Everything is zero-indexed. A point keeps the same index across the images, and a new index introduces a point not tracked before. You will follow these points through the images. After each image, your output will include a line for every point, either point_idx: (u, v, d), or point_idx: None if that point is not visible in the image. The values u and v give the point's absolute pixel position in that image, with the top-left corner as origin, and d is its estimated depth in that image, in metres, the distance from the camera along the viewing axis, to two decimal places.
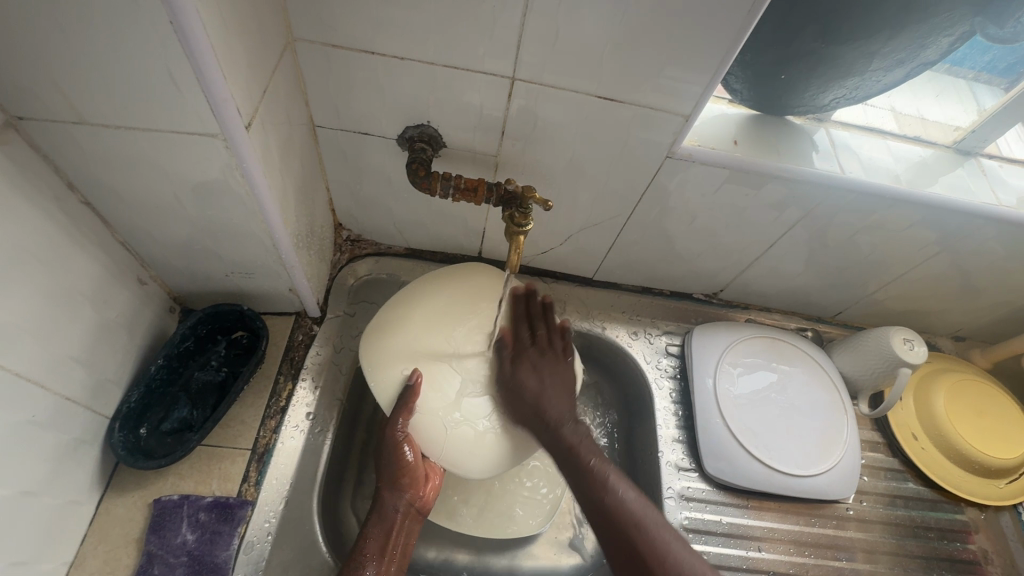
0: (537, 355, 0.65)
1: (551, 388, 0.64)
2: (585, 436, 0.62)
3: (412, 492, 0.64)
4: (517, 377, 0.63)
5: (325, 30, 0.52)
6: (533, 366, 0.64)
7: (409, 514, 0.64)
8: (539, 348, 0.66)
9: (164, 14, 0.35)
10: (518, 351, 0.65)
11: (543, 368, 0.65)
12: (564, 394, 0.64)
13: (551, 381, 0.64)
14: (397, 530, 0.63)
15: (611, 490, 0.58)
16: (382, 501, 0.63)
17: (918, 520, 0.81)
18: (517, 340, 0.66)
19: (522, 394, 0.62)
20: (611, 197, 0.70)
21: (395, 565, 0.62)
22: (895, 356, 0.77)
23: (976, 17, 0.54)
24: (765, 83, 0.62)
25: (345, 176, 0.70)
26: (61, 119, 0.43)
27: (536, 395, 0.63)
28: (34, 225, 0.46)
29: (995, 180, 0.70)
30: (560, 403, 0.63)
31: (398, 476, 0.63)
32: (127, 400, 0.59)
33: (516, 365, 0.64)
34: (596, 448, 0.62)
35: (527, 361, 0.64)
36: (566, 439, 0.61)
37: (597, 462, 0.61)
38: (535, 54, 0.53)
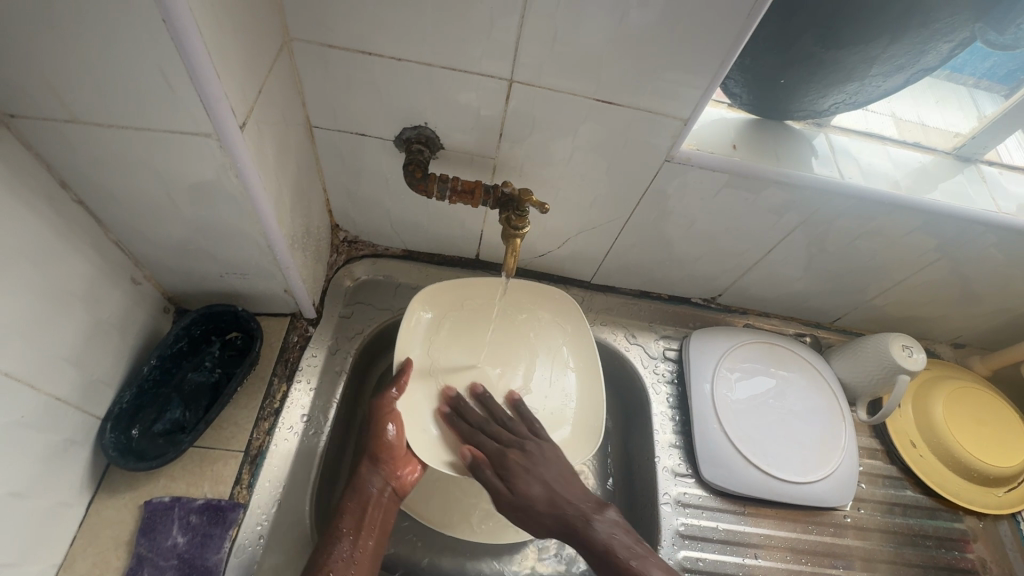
0: (522, 452, 0.66)
1: (551, 484, 0.64)
2: (614, 528, 0.62)
3: (389, 469, 0.64)
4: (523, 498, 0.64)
5: (322, 30, 0.52)
6: (521, 474, 0.64)
7: (386, 494, 0.63)
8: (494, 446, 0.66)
9: (157, 13, 0.35)
10: (496, 461, 0.65)
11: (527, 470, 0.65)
12: (575, 483, 0.65)
13: (545, 477, 0.65)
14: (374, 506, 0.62)
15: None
16: (360, 477, 0.63)
17: (916, 528, 0.80)
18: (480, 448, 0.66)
19: (530, 507, 0.63)
20: (608, 199, 0.69)
21: (372, 540, 0.61)
22: (894, 363, 0.76)
23: (976, 23, 0.53)
24: (764, 88, 0.62)
25: (342, 177, 0.70)
26: (54, 118, 0.42)
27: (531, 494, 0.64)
28: (26, 224, 0.46)
29: (995, 187, 0.69)
30: (570, 498, 0.64)
31: (379, 450, 0.64)
32: (119, 401, 0.58)
33: (506, 480, 0.64)
34: (632, 538, 0.61)
35: (514, 468, 0.64)
36: (598, 540, 0.61)
37: (637, 561, 0.59)
38: (533, 56, 0.53)
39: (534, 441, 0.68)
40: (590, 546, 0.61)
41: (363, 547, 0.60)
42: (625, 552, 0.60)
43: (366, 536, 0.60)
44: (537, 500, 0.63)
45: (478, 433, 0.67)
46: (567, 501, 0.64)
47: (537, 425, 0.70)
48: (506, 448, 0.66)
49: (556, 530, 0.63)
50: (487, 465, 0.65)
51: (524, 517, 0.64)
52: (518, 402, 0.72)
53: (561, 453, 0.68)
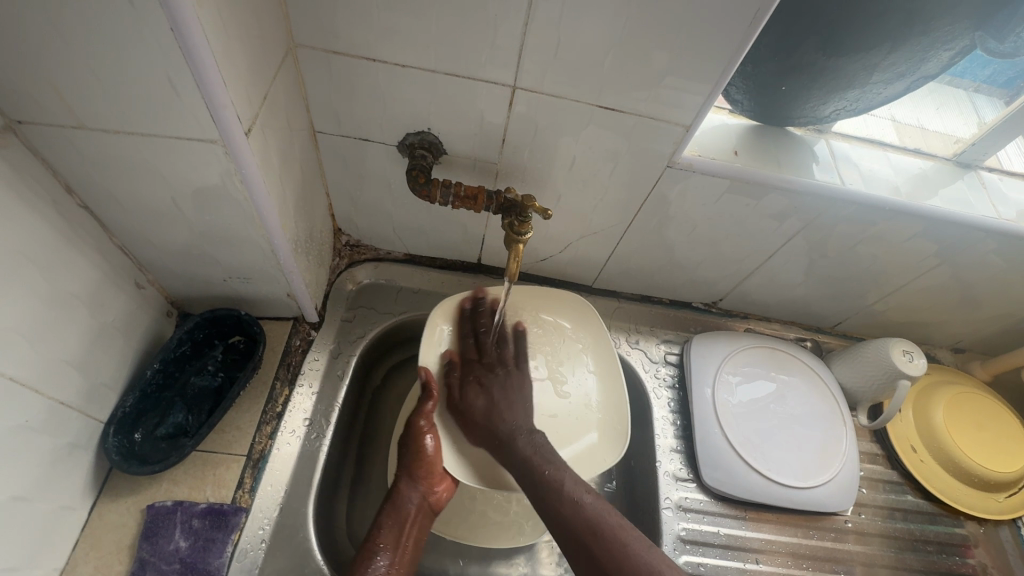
0: (489, 369, 0.71)
1: (499, 403, 0.68)
2: (539, 447, 0.64)
3: (426, 485, 0.65)
4: (468, 403, 0.68)
5: (326, 36, 0.52)
6: (478, 385, 0.70)
7: (421, 510, 0.65)
8: (487, 365, 0.72)
9: (165, 21, 0.35)
10: (466, 370, 0.71)
11: (490, 385, 0.70)
12: (523, 409, 0.68)
13: (498, 396, 0.69)
14: (409, 523, 0.63)
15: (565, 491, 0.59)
16: (397, 492, 0.64)
17: (917, 533, 0.80)
18: (464, 359, 0.72)
19: (472, 413, 0.67)
20: (610, 204, 0.70)
21: (408, 558, 0.62)
22: (894, 368, 0.76)
23: (976, 31, 0.54)
24: (766, 94, 0.62)
25: (345, 182, 0.70)
26: (60, 123, 0.43)
27: (476, 406, 0.68)
28: (32, 228, 0.46)
29: (994, 193, 0.70)
30: (511, 416, 0.67)
31: (416, 467, 0.65)
32: (123, 405, 0.58)
33: (463, 388, 0.69)
34: (554, 458, 0.63)
35: (474, 380, 0.70)
36: (521, 453, 0.63)
37: (551, 471, 0.61)
38: (536, 63, 0.53)
39: (508, 368, 0.72)
40: (512, 456, 0.63)
41: (399, 562, 0.60)
42: (542, 467, 0.61)
43: (402, 551, 0.61)
44: (478, 412, 0.67)
45: (468, 338, 0.73)
46: (506, 415, 0.67)
47: (523, 360, 0.74)
48: (476, 364, 0.72)
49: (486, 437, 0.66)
50: (457, 368, 0.71)
51: (461, 419, 0.68)
52: (522, 333, 0.75)
53: (528, 384, 0.71)
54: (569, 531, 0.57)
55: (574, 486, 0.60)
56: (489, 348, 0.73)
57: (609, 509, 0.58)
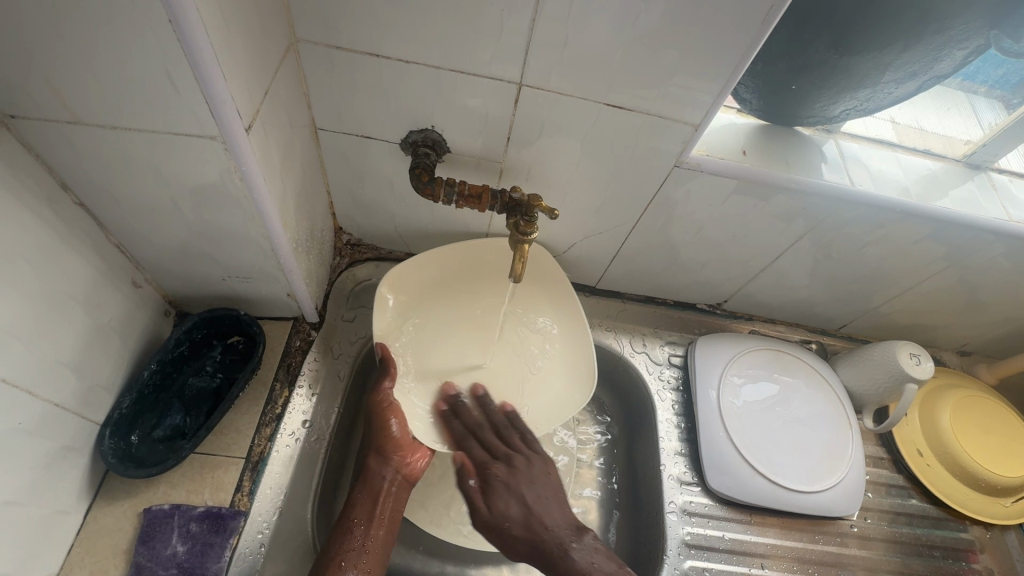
0: (507, 467, 0.69)
1: (533, 505, 0.68)
2: (594, 552, 0.64)
3: (398, 460, 0.66)
4: (499, 512, 0.67)
5: (329, 31, 0.51)
6: (502, 489, 0.69)
7: (396, 484, 0.66)
8: (505, 462, 0.70)
9: (164, 12, 0.34)
10: (483, 474, 0.70)
11: (514, 484, 0.69)
12: (558, 504, 0.68)
13: (528, 497, 0.68)
14: (384, 496, 0.64)
15: None
16: (369, 469, 0.65)
17: (922, 538, 0.80)
18: (473, 460, 0.70)
19: (507, 525, 0.67)
20: (616, 205, 0.69)
21: (385, 530, 0.63)
22: (901, 372, 0.76)
23: (991, 30, 0.53)
24: (775, 93, 0.61)
25: (346, 180, 0.69)
26: (55, 119, 0.41)
27: (505, 510, 0.67)
28: (26, 226, 0.45)
29: (1005, 195, 0.69)
30: (551, 521, 0.66)
31: (385, 443, 0.66)
32: (119, 406, 0.57)
33: (488, 495, 0.69)
34: (614, 562, 0.63)
35: (496, 484, 0.69)
36: (577, 565, 0.62)
37: None
38: (543, 60, 0.52)
39: (528, 459, 0.70)
40: (568, 570, 0.62)
41: (374, 537, 0.61)
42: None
43: (378, 525, 0.62)
44: (513, 523, 0.66)
45: (467, 440, 0.70)
46: (546, 519, 0.67)
47: (534, 442, 0.72)
48: (491, 461, 0.70)
49: (530, 551, 0.65)
50: (471, 475, 0.70)
51: (500, 537, 0.67)
52: (513, 414, 0.73)
53: (553, 472, 0.71)
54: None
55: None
56: (500, 443, 0.70)
57: None
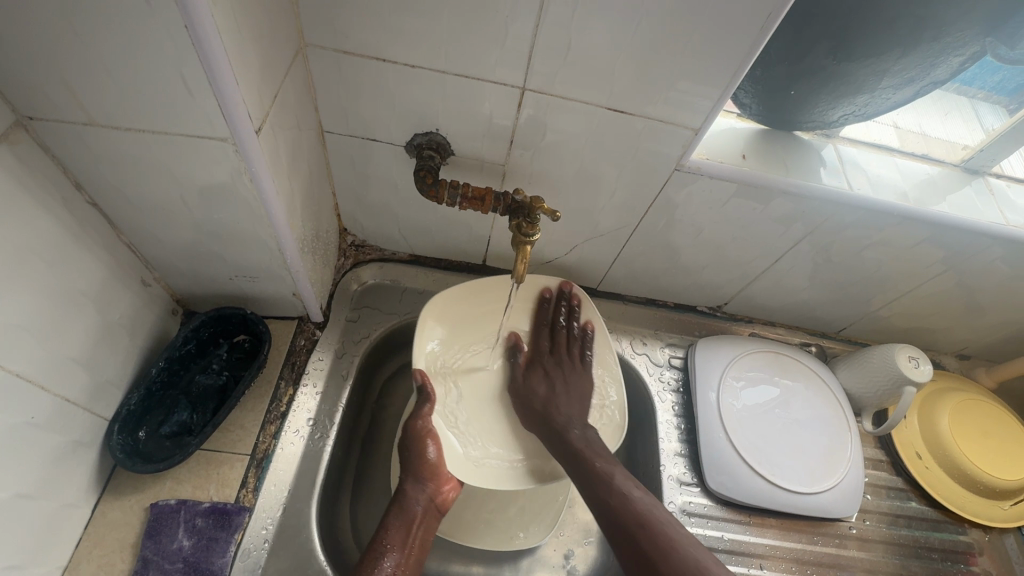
0: (557, 363, 0.74)
1: (561, 394, 0.71)
2: (591, 442, 0.66)
3: (434, 486, 0.65)
4: (526, 387, 0.73)
5: (337, 36, 0.52)
6: (543, 372, 0.74)
7: (429, 511, 0.64)
8: (554, 356, 0.75)
9: (180, 18, 0.35)
10: (535, 361, 0.75)
11: (554, 375, 0.73)
12: (582, 403, 0.71)
13: (561, 387, 0.72)
14: (417, 524, 0.63)
15: (620, 491, 0.60)
16: (405, 495, 0.64)
17: (921, 541, 0.80)
18: (534, 349, 0.76)
19: (531, 396, 0.72)
20: (617, 208, 0.70)
21: (415, 558, 0.61)
22: (900, 374, 0.76)
23: (987, 36, 0.54)
24: (775, 99, 0.62)
25: (351, 182, 0.70)
26: (70, 120, 0.43)
27: (535, 388, 0.72)
28: (41, 224, 0.46)
29: (1002, 200, 0.70)
30: (568, 407, 0.70)
31: (422, 467, 0.65)
32: (127, 403, 0.58)
33: (527, 373, 0.74)
34: (605, 453, 0.65)
35: (539, 367, 0.74)
36: (572, 444, 0.66)
37: (602, 465, 0.63)
38: (546, 64, 0.53)
39: (574, 364, 0.74)
40: (563, 443, 0.66)
41: (406, 564, 0.59)
42: (594, 460, 0.64)
43: (409, 552, 0.60)
44: (537, 394, 0.71)
45: (541, 329, 0.77)
46: (562, 406, 0.70)
47: (587, 358, 0.76)
48: (545, 352, 0.75)
49: (536, 420, 0.70)
50: (523, 359, 0.76)
51: (523, 400, 0.72)
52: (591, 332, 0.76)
53: (591, 384, 0.74)
54: (615, 516, 0.58)
55: (624, 482, 0.61)
56: (558, 342, 0.76)
57: (658, 507, 0.59)
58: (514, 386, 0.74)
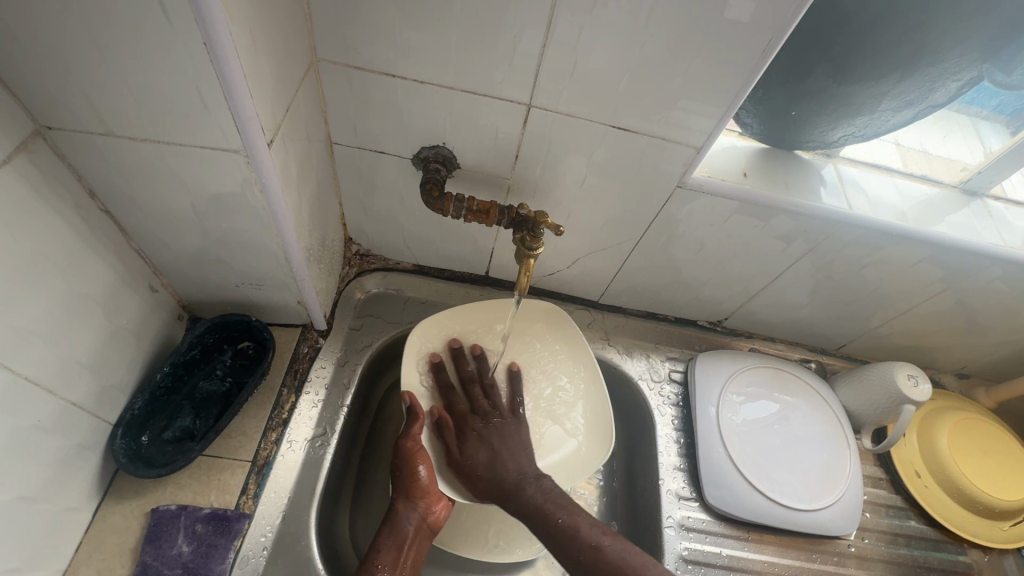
0: (483, 420, 0.70)
1: (503, 452, 0.68)
2: (548, 493, 0.64)
3: (425, 504, 0.66)
4: (465, 455, 0.68)
5: (348, 51, 0.53)
6: (477, 437, 0.69)
7: (420, 530, 0.65)
8: (482, 414, 0.71)
9: (200, 36, 0.36)
10: (461, 425, 0.70)
11: (489, 436, 0.69)
12: (525, 454, 0.68)
13: (500, 448, 0.68)
14: (408, 545, 0.63)
15: (586, 538, 0.58)
16: (395, 514, 0.64)
17: (921, 560, 0.80)
18: (456, 413, 0.71)
19: (477, 470, 0.66)
20: (619, 222, 0.71)
21: None
22: (899, 393, 0.76)
23: (984, 63, 0.55)
24: (776, 119, 0.63)
25: (358, 193, 0.71)
26: (88, 130, 0.44)
27: (476, 456, 0.67)
28: (55, 230, 0.47)
29: (1000, 221, 0.70)
30: (515, 465, 0.67)
31: (413, 489, 0.65)
32: (131, 407, 0.59)
33: (463, 442, 0.69)
34: (565, 502, 0.63)
35: (471, 434, 0.69)
36: (531, 502, 0.63)
37: (564, 517, 0.61)
38: (552, 82, 0.54)
39: (503, 415, 0.72)
40: (522, 504, 0.63)
41: None
42: (555, 513, 0.61)
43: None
44: (480, 465, 0.66)
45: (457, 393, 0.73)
46: (510, 464, 0.67)
47: (517, 406, 0.74)
48: (471, 413, 0.71)
49: (493, 492, 0.65)
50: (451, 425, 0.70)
51: (468, 477, 0.67)
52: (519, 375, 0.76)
53: (525, 430, 0.72)
54: (589, 569, 0.56)
55: (589, 528, 0.59)
56: (476, 396, 0.73)
57: (630, 546, 0.57)
58: (453, 460, 0.68)
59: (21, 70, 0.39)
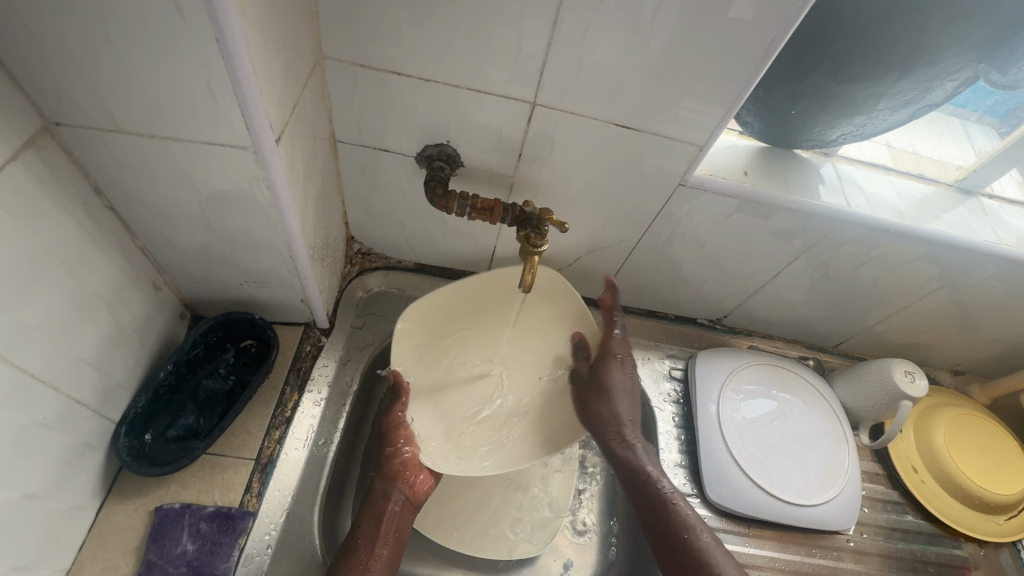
0: (616, 365, 0.75)
1: (623, 397, 0.75)
2: (655, 463, 0.71)
3: (404, 481, 0.68)
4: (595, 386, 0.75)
5: (354, 49, 0.54)
6: (603, 377, 0.75)
7: (404, 505, 0.67)
8: (615, 359, 0.75)
9: (212, 32, 0.36)
10: (596, 361, 0.76)
11: (620, 380, 0.75)
12: (635, 410, 0.75)
13: (622, 391, 0.75)
14: (388, 517, 0.65)
15: (687, 526, 0.63)
16: (376, 491, 0.66)
17: (918, 554, 0.81)
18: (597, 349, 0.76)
19: (601, 402, 0.75)
20: (621, 220, 0.71)
21: (390, 550, 0.63)
22: (896, 388, 0.78)
23: (980, 63, 0.56)
24: (776, 118, 0.64)
25: (361, 191, 0.71)
26: (96, 126, 0.44)
27: (606, 391, 0.75)
28: (62, 227, 0.47)
29: (995, 219, 0.72)
30: (626, 415, 0.74)
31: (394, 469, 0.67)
32: (134, 405, 0.58)
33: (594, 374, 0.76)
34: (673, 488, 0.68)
35: (602, 368, 0.76)
36: (635, 459, 0.71)
37: (671, 498, 0.67)
38: (556, 81, 0.55)
39: (630, 370, 0.76)
40: (625, 459, 0.72)
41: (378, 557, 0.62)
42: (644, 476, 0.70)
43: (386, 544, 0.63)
44: (602, 400, 0.75)
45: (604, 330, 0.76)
46: (621, 409, 0.74)
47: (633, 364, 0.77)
48: (607, 359, 0.76)
49: (601, 424, 0.74)
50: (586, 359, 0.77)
51: (582, 406, 0.75)
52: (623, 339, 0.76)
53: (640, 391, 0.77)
54: (676, 551, 0.62)
55: (693, 520, 0.64)
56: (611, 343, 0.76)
57: (722, 553, 0.61)
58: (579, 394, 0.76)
59: (31, 65, 0.39)
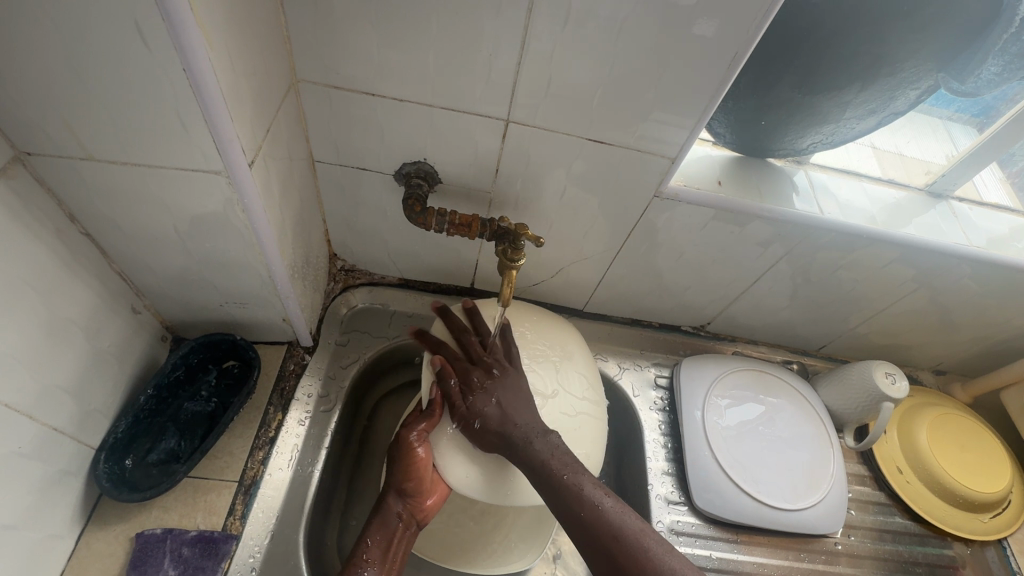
0: (488, 374, 0.63)
1: (507, 404, 0.61)
2: (556, 450, 0.58)
3: (414, 500, 0.64)
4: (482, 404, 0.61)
5: (328, 72, 0.55)
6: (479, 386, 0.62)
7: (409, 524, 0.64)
8: (482, 366, 0.64)
9: (179, 63, 0.37)
10: (462, 376, 0.64)
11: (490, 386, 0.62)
12: (530, 408, 0.61)
13: (508, 401, 0.61)
14: (397, 538, 0.62)
15: (587, 502, 0.55)
16: (382, 504, 0.63)
17: (906, 555, 0.81)
18: (457, 365, 0.65)
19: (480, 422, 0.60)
20: (600, 231, 0.72)
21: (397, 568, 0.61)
22: (878, 391, 0.78)
23: (939, 72, 0.57)
24: (746, 128, 0.65)
25: (341, 209, 0.71)
26: (68, 155, 0.44)
27: (482, 404, 0.61)
28: (35, 255, 0.47)
29: (966, 222, 0.73)
30: (523, 420, 0.60)
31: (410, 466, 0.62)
32: (114, 431, 0.58)
33: (466, 396, 0.62)
34: (572, 461, 0.58)
35: (473, 385, 0.63)
36: (538, 457, 0.57)
37: (569, 476, 0.56)
38: (529, 98, 0.56)
39: (503, 367, 0.64)
40: (528, 459, 0.57)
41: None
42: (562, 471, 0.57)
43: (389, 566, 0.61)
44: (487, 418, 0.60)
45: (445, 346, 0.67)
46: (518, 417, 0.60)
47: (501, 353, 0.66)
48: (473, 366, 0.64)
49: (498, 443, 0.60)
50: (451, 375, 0.64)
51: (473, 431, 0.61)
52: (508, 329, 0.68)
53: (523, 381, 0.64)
54: (587, 528, 0.54)
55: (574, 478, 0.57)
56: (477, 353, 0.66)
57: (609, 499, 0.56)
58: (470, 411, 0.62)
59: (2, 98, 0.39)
